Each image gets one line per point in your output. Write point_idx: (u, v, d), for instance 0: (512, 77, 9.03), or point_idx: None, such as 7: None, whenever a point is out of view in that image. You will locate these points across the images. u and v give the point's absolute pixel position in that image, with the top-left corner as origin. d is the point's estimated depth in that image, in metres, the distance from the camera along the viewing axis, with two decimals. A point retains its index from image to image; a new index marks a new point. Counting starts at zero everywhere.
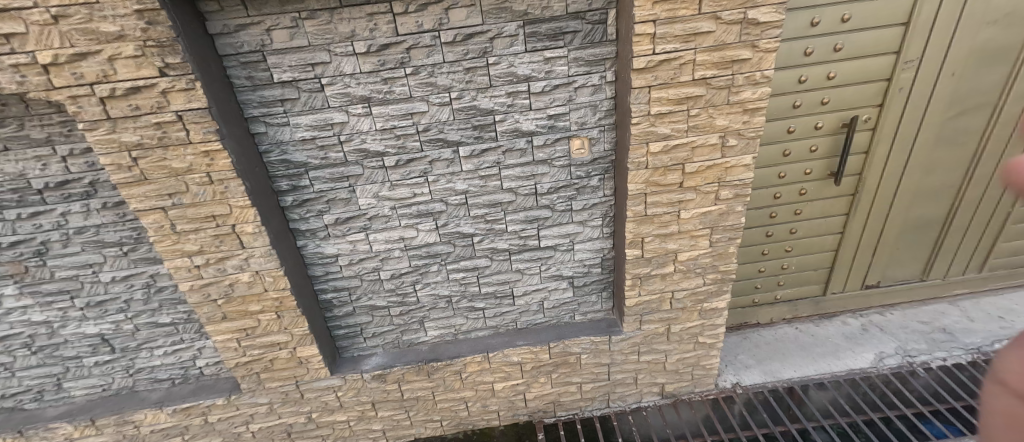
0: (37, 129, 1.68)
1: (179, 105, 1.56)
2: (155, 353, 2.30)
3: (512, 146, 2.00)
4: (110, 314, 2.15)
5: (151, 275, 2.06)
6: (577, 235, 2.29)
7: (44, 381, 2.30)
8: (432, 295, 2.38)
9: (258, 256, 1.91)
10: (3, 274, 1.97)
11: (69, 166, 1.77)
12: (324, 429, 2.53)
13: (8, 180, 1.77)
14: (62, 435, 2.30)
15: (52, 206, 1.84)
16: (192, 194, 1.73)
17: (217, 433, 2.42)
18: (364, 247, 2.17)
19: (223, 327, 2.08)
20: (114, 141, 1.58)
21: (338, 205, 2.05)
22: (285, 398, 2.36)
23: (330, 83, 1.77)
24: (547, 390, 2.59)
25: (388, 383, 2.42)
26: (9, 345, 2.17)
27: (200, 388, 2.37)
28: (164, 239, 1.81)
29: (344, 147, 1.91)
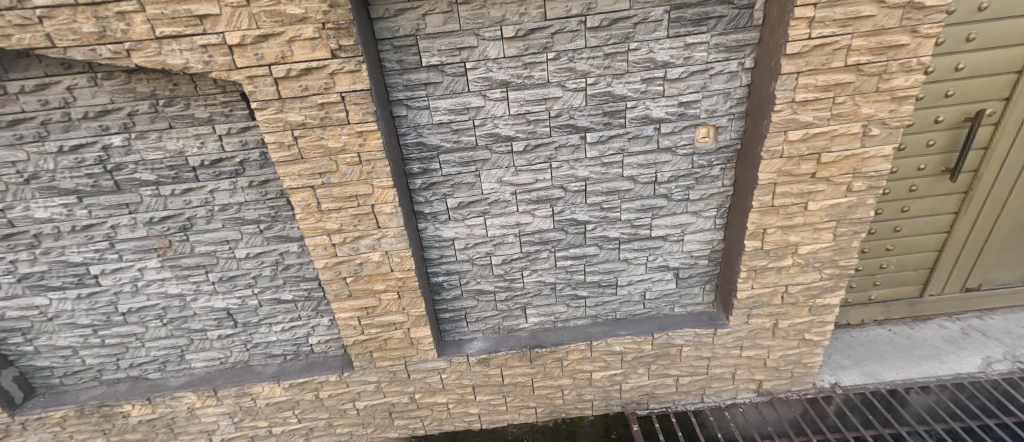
0: (201, 108, 1.77)
1: (344, 87, 1.62)
2: (274, 329, 2.39)
3: (639, 133, 1.98)
4: (239, 288, 2.24)
5: (281, 252, 2.15)
6: (689, 226, 2.26)
7: (170, 352, 2.40)
8: (538, 282, 2.39)
9: (390, 236, 1.97)
10: (150, 247, 2.07)
11: (224, 144, 1.85)
12: (424, 410, 2.57)
13: (167, 158, 1.86)
14: (185, 404, 2.38)
15: (203, 183, 1.93)
16: (341, 173, 1.80)
17: (325, 409, 2.49)
18: (481, 231, 2.20)
19: (346, 305, 2.15)
20: (281, 120, 1.66)
21: (462, 190, 2.08)
22: (392, 378, 2.42)
23: (474, 67, 1.79)
24: (644, 382, 2.56)
25: (491, 367, 2.44)
26: (143, 316, 2.26)
27: (312, 365, 2.46)
28: (309, 217, 1.89)
29: (477, 131, 1.94)
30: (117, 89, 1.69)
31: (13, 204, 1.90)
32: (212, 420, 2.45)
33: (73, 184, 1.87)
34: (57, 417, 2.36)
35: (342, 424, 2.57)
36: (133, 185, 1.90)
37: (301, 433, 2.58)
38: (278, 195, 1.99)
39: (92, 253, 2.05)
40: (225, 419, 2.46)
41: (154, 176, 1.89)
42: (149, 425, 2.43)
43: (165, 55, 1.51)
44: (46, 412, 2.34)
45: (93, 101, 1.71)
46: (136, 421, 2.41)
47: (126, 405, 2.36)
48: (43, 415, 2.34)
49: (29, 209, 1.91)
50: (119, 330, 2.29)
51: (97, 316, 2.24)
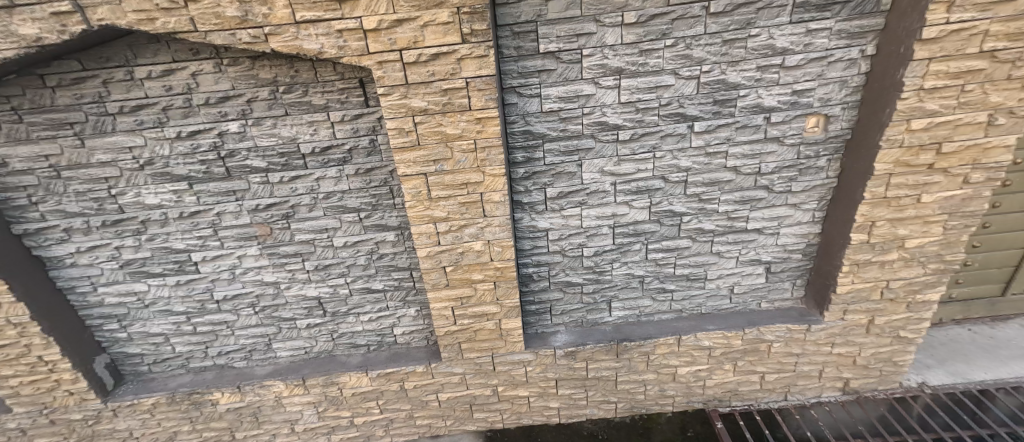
0: (319, 95, 1.78)
1: (470, 72, 1.61)
2: (361, 319, 2.39)
3: (748, 122, 1.93)
4: (332, 277, 2.24)
5: (377, 241, 2.15)
6: (787, 219, 2.21)
7: (257, 341, 2.41)
8: (627, 275, 2.35)
9: (494, 225, 1.96)
10: (251, 235, 2.08)
11: (336, 131, 1.86)
12: (504, 403, 2.55)
13: (280, 145, 1.87)
14: (273, 393, 2.39)
15: (312, 171, 1.94)
16: (455, 161, 1.79)
17: (408, 400, 2.49)
18: (576, 222, 2.18)
19: (442, 295, 2.14)
20: (404, 106, 1.66)
21: (562, 179, 2.06)
22: (478, 370, 2.41)
23: (590, 54, 1.77)
24: (728, 378, 2.52)
25: (577, 361, 2.41)
26: (237, 304, 2.27)
27: (396, 356, 2.46)
28: (417, 205, 1.88)
29: (585, 119, 1.91)
30: (240, 75, 1.71)
31: (126, 190, 1.91)
32: (297, 409, 2.46)
33: (185, 170, 1.89)
34: (148, 404, 2.35)
35: (423, 415, 2.57)
36: (243, 172, 1.92)
37: (381, 424, 2.57)
38: (382, 183, 2.00)
39: (195, 239, 2.07)
40: (310, 409, 2.47)
41: (264, 163, 1.90)
42: (236, 413, 2.43)
43: (301, 39, 1.51)
44: (138, 399, 2.33)
45: (216, 87, 1.73)
46: (224, 409, 2.41)
47: (216, 392, 2.36)
48: (135, 402, 2.34)
49: (140, 195, 1.93)
50: (211, 318, 2.30)
51: (192, 303, 2.25)
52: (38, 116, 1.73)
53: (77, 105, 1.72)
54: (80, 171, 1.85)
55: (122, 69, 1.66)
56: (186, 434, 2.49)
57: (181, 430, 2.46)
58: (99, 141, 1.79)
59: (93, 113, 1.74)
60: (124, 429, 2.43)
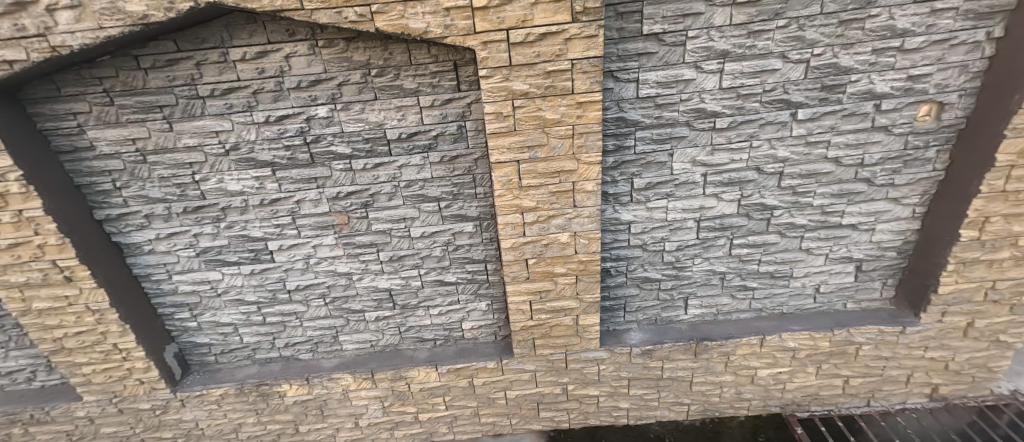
0: (410, 79, 1.73)
1: (576, 53, 1.53)
2: (430, 313, 2.33)
3: (856, 110, 1.83)
4: (405, 269, 2.19)
5: (454, 232, 2.09)
6: (885, 214, 2.09)
7: (325, 333, 2.37)
8: (708, 272, 2.24)
9: (583, 216, 1.87)
10: (328, 224, 2.04)
11: (424, 117, 1.81)
12: (572, 403, 2.46)
13: (366, 130, 1.83)
14: (341, 386, 2.34)
15: (396, 158, 1.89)
16: (550, 147, 1.72)
17: (475, 396, 2.42)
18: (661, 215, 2.08)
19: (521, 288, 2.06)
20: (505, 89, 1.59)
21: (651, 169, 1.96)
22: (549, 367, 2.32)
23: (696, 36, 1.67)
24: (810, 382, 2.41)
25: (652, 360, 2.31)
26: (308, 295, 2.23)
27: (464, 351, 2.39)
28: (506, 193, 1.82)
29: (682, 106, 1.81)
30: (334, 57, 1.67)
31: (209, 176, 1.88)
32: (363, 403, 2.41)
33: (270, 156, 1.85)
34: (216, 395, 2.31)
35: (488, 413, 2.49)
36: (327, 159, 1.88)
37: (445, 421, 2.51)
38: (465, 171, 1.94)
39: (272, 228, 2.03)
40: (376, 403, 2.42)
41: (349, 149, 1.86)
42: (302, 406, 2.39)
43: (408, 18, 1.46)
44: (207, 389, 2.30)
45: (308, 70, 1.69)
46: (291, 402, 2.37)
47: (285, 384, 2.32)
48: (204, 392, 2.30)
49: (222, 182, 1.90)
50: (281, 309, 2.27)
51: (264, 293, 2.21)
52: (128, 99, 1.70)
53: (168, 88, 1.69)
54: (166, 156, 1.82)
55: (217, 50, 1.63)
56: (250, 426, 2.45)
57: (247, 422, 2.43)
58: (187, 125, 1.76)
59: (184, 96, 1.71)
60: (191, 419, 2.39)
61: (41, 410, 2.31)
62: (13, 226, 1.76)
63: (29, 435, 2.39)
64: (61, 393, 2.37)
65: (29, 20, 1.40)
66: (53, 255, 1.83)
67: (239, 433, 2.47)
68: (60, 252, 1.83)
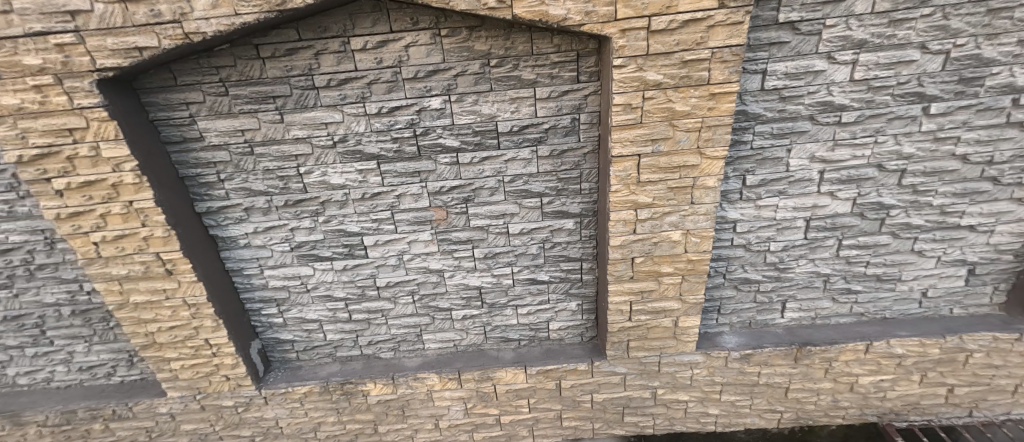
0: (528, 70, 1.68)
1: (717, 42, 1.47)
2: (518, 312, 2.27)
3: (993, 105, 1.74)
4: (498, 266, 2.13)
5: (553, 229, 2.03)
6: (1007, 215, 1.99)
7: (409, 331, 2.31)
8: (811, 274, 2.16)
9: (699, 213, 1.80)
10: (427, 219, 2.00)
11: (538, 109, 1.75)
12: (659, 408, 2.37)
13: (478, 123, 1.78)
14: (426, 386, 2.29)
15: (504, 151, 1.84)
16: (675, 141, 1.65)
17: (560, 399, 2.34)
18: (770, 214, 1.99)
19: (624, 288, 1.99)
20: (638, 80, 1.53)
21: (766, 165, 1.88)
22: (641, 370, 2.24)
23: (834, 24, 1.60)
24: (912, 390, 2.31)
25: (750, 365, 2.22)
26: (397, 291, 2.19)
27: (551, 352, 2.32)
28: (622, 189, 1.75)
29: (808, 99, 1.74)
30: (454, 47, 1.63)
31: (313, 168, 1.85)
32: (446, 404, 2.35)
33: (377, 149, 1.82)
34: (300, 393, 2.27)
35: (571, 416, 2.41)
36: (433, 152, 1.84)
37: (527, 424, 2.43)
38: (573, 166, 1.88)
39: (369, 222, 2.00)
40: (458, 405, 2.36)
41: (457, 142, 1.82)
42: (385, 406, 2.34)
43: (548, 4, 1.40)
44: (292, 387, 2.25)
45: (426, 60, 1.65)
46: (374, 401, 2.32)
47: (369, 383, 2.27)
48: (289, 390, 2.25)
49: (326, 175, 1.87)
50: (369, 306, 2.23)
51: (353, 289, 2.17)
52: (243, 89, 1.67)
53: (284, 78, 1.67)
54: (274, 147, 1.80)
55: (337, 40, 1.60)
56: (329, 425, 2.40)
57: (326, 421, 2.38)
58: (298, 116, 1.74)
59: (299, 87, 1.69)
60: (272, 417, 2.34)
61: (124, 406, 2.26)
62: (121, 217, 1.73)
63: (109, 432, 2.34)
64: (143, 389, 2.32)
65: (165, 6, 1.37)
66: (157, 247, 1.81)
67: (317, 432, 2.42)
68: (164, 244, 1.80)
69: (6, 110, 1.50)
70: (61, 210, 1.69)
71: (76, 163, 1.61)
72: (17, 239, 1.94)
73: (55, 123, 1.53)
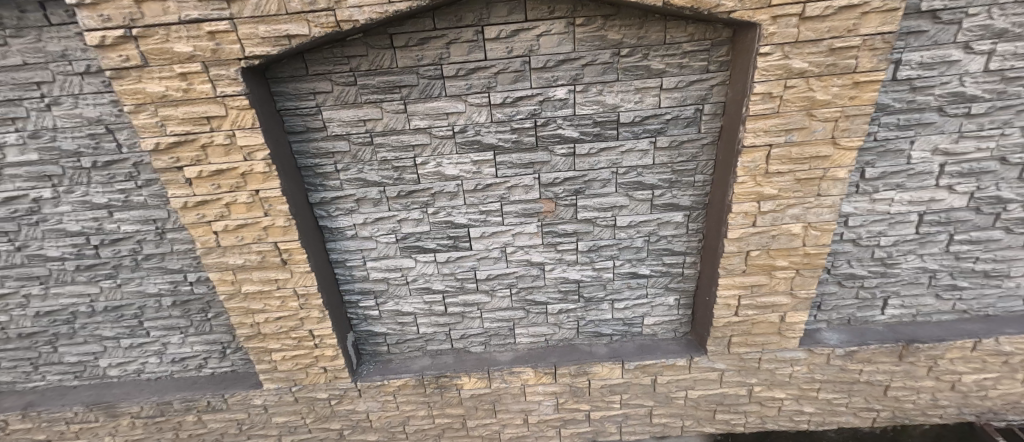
0: (658, 59, 1.66)
1: (869, 29, 1.45)
2: (615, 307, 2.25)
3: None
4: (601, 259, 2.11)
5: (661, 222, 2.01)
6: None
7: (503, 325, 2.30)
8: (917, 269, 2.13)
9: (823, 206, 1.77)
10: (535, 211, 1.99)
11: (663, 99, 1.74)
12: (753, 405, 2.35)
13: (600, 113, 1.76)
14: (521, 380, 2.27)
15: (622, 142, 1.82)
16: (810, 131, 1.63)
17: (653, 395, 2.32)
18: (883, 208, 1.97)
19: (735, 282, 1.96)
20: (783, 68, 1.51)
21: (886, 158, 1.86)
22: (740, 367, 2.21)
23: (976, 13, 1.58)
24: (1014, 389, 2.29)
25: (852, 362, 2.20)
26: (496, 284, 2.18)
27: (645, 347, 2.30)
28: (749, 181, 1.72)
29: (940, 89, 1.72)
30: (587, 36, 1.62)
31: (430, 159, 1.85)
32: (537, 399, 2.33)
33: (495, 139, 1.82)
34: (395, 386, 2.26)
35: (662, 413, 2.38)
36: (551, 143, 1.83)
37: (616, 420, 2.41)
38: (690, 157, 1.86)
39: (478, 214, 1.99)
40: (550, 400, 2.34)
41: (576, 133, 1.80)
42: (477, 400, 2.33)
43: None
44: (388, 379, 2.25)
45: (557, 49, 1.65)
46: (467, 395, 2.31)
47: (464, 377, 2.26)
48: (384, 382, 2.25)
49: (441, 166, 1.87)
50: (466, 298, 2.22)
51: (452, 282, 2.17)
52: (372, 79, 1.69)
53: (413, 67, 1.67)
54: (394, 137, 1.80)
55: (472, 29, 1.61)
56: (418, 419, 2.39)
57: (417, 415, 2.37)
58: (421, 106, 1.75)
59: (427, 76, 1.69)
60: (364, 410, 2.34)
61: (220, 397, 2.26)
62: (246, 206, 1.74)
63: (201, 423, 2.34)
64: (236, 381, 2.32)
65: None
66: (276, 237, 1.82)
67: (406, 426, 2.41)
68: (283, 234, 1.81)
69: (149, 97, 1.51)
70: (189, 199, 1.70)
71: (209, 151, 1.62)
72: (128, 229, 1.94)
73: (195, 111, 1.54)
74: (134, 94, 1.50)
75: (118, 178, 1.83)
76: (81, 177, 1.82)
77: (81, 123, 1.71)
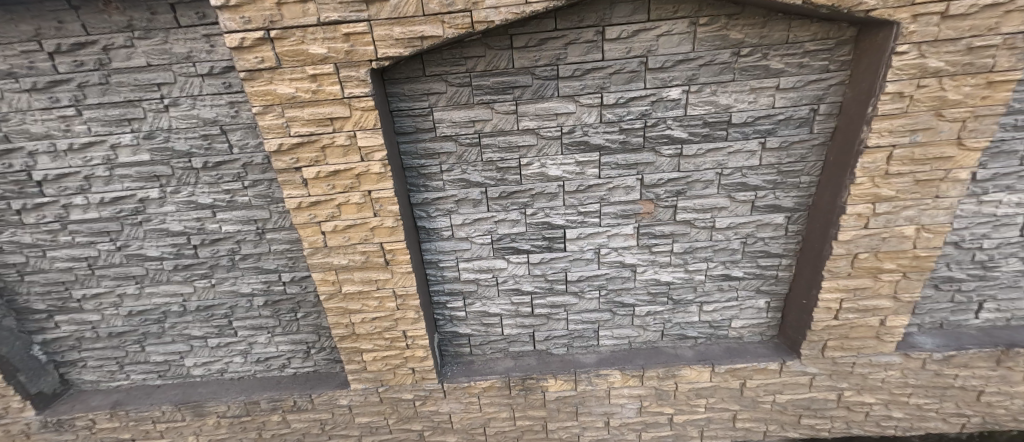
0: (777, 59, 1.65)
1: (1011, 27, 1.42)
2: (703, 309, 2.22)
3: None
4: (694, 261, 2.09)
5: (760, 224, 1.99)
6: None
7: (587, 327, 2.28)
8: (1017, 272, 2.09)
9: (939, 208, 1.74)
10: (633, 213, 1.97)
11: (778, 99, 1.72)
12: (840, 410, 2.32)
13: (711, 114, 1.75)
14: (608, 382, 2.26)
15: (731, 143, 1.80)
16: (936, 131, 1.60)
17: (740, 399, 2.29)
18: (990, 210, 1.94)
19: (838, 285, 1.94)
20: (917, 67, 1.48)
21: (998, 159, 1.83)
22: (833, 371, 2.19)
23: None
24: None
25: (947, 367, 2.17)
26: (585, 286, 2.16)
27: (733, 350, 2.27)
28: (866, 182, 1.70)
29: None
30: (707, 36, 1.61)
31: (534, 160, 1.85)
32: (622, 402, 2.31)
33: (603, 140, 1.81)
34: (480, 388, 2.25)
35: (747, 418, 2.36)
36: (658, 143, 1.81)
37: (698, 424, 2.38)
38: (799, 158, 1.83)
39: (575, 215, 1.98)
40: (634, 403, 2.32)
41: (685, 133, 1.79)
42: (561, 402, 2.31)
43: None
44: (474, 381, 2.24)
45: (675, 49, 1.63)
46: (552, 397, 2.29)
47: (550, 379, 2.24)
48: (470, 384, 2.24)
49: (544, 166, 1.86)
50: (554, 300, 2.20)
51: (542, 283, 2.15)
52: (487, 79, 1.69)
53: (529, 68, 1.67)
54: (501, 138, 1.80)
55: (593, 29, 1.60)
56: (500, 421, 2.38)
57: (499, 417, 2.36)
58: (532, 107, 1.74)
59: (541, 77, 1.69)
60: (446, 412, 2.33)
61: (306, 397, 2.27)
62: (357, 206, 1.75)
63: (285, 423, 2.35)
64: (320, 381, 2.33)
65: None
66: (382, 237, 1.82)
67: (487, 428, 2.40)
68: (390, 234, 1.81)
69: (278, 99, 1.53)
70: (303, 199, 1.72)
71: (328, 151, 1.64)
72: (229, 229, 1.96)
73: (321, 112, 1.56)
74: (264, 96, 1.52)
75: (226, 178, 1.84)
76: (189, 178, 1.84)
77: (197, 124, 1.73)
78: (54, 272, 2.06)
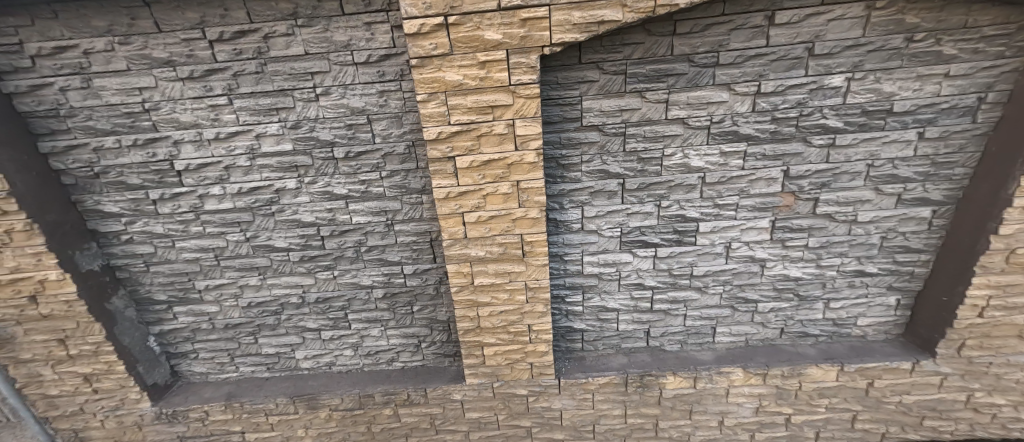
0: (951, 45, 1.58)
1: None
2: (830, 306, 2.16)
3: None
4: (828, 257, 2.03)
5: (904, 218, 1.92)
6: None
7: (706, 323, 2.23)
8: None
9: None
10: (772, 205, 1.91)
11: (944, 87, 1.65)
12: (967, 411, 2.24)
13: (872, 102, 1.69)
14: (728, 381, 2.21)
15: (887, 133, 1.75)
16: None
17: (863, 399, 2.23)
18: None
19: (989, 281, 1.87)
20: None
21: None
22: (966, 371, 2.11)
23: None
24: None
25: None
26: (710, 281, 2.11)
27: (859, 349, 2.20)
28: None
29: None
30: (881, 21, 1.55)
31: (678, 150, 1.80)
32: (739, 401, 2.26)
33: (752, 130, 1.75)
34: (597, 384, 2.22)
35: (867, 418, 2.29)
36: (810, 134, 1.76)
37: (816, 424, 2.32)
38: (956, 149, 1.77)
39: (711, 208, 1.93)
40: (752, 402, 2.27)
41: (840, 123, 1.73)
42: (676, 400, 2.27)
43: None
44: (592, 377, 2.20)
45: (845, 35, 1.57)
46: (668, 395, 2.25)
47: (669, 376, 2.20)
48: (587, 380, 2.20)
49: (687, 157, 1.82)
50: (675, 295, 2.15)
51: (665, 277, 2.11)
52: (643, 67, 1.64)
53: (688, 55, 1.62)
54: (648, 128, 1.76)
55: (762, 14, 1.55)
56: (611, 419, 2.34)
57: (610, 414, 2.32)
58: (685, 95, 1.69)
59: (700, 65, 1.64)
60: (558, 408, 2.29)
61: (420, 392, 2.25)
62: (503, 197, 1.72)
63: (395, 417, 2.33)
64: (431, 375, 2.31)
65: None
66: (524, 229, 1.79)
67: (597, 426, 2.36)
68: (532, 226, 1.78)
69: (445, 86, 1.50)
70: (451, 190, 1.69)
71: (483, 140, 1.61)
72: (360, 220, 1.94)
73: (484, 100, 1.53)
74: (432, 83, 1.49)
75: (364, 168, 1.82)
76: (328, 168, 1.82)
77: (345, 113, 1.71)
78: (180, 262, 2.06)
